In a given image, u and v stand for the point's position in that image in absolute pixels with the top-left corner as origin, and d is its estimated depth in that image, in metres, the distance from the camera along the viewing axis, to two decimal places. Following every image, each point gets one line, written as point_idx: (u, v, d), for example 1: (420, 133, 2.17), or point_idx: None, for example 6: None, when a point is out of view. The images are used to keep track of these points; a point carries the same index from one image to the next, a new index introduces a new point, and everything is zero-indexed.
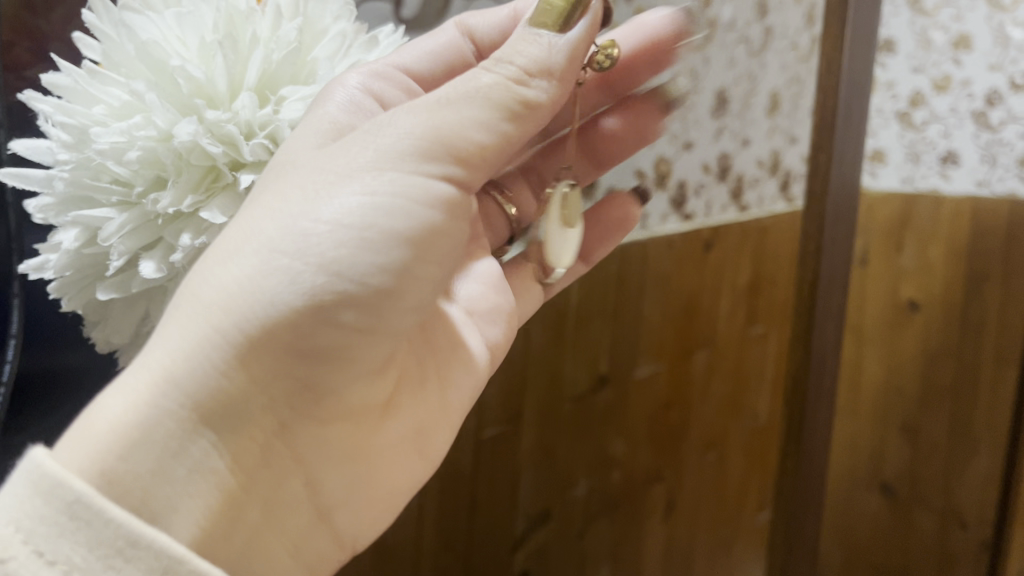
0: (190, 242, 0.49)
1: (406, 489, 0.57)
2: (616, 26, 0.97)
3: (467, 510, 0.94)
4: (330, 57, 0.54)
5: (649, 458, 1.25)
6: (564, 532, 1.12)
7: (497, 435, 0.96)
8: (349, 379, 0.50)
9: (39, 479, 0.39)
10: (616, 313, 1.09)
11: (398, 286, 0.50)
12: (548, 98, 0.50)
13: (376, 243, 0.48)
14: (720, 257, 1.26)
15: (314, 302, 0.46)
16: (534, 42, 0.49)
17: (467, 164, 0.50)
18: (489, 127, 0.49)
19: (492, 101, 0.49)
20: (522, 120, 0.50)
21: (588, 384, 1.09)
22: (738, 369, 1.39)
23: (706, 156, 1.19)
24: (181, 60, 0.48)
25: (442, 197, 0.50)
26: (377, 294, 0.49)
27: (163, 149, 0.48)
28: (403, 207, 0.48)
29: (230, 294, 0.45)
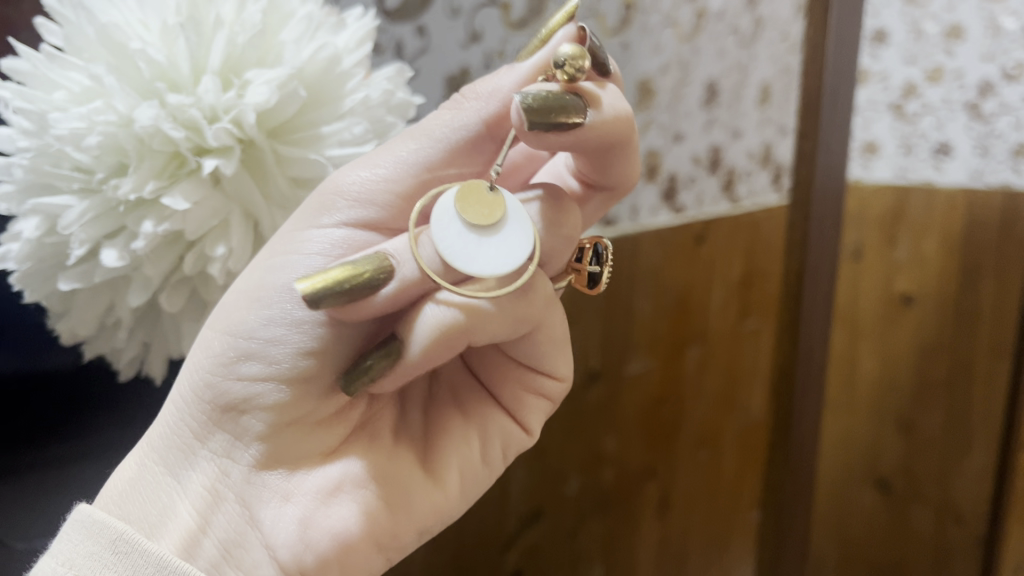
0: (152, 229, 0.48)
1: (376, 542, 0.54)
2: (603, 16, 0.97)
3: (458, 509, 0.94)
4: (298, 40, 0.53)
5: (642, 455, 1.24)
6: (555, 532, 1.11)
7: None
8: (274, 421, 0.51)
9: (89, 523, 0.48)
10: (606, 310, 1.09)
11: (318, 339, 0.49)
12: (482, 120, 0.48)
13: (283, 301, 0.48)
14: (712, 250, 1.26)
15: (220, 361, 0.50)
16: (491, 75, 0.49)
17: (391, 207, 0.49)
18: (410, 160, 0.48)
19: (421, 132, 0.48)
20: (457, 146, 0.48)
21: (579, 380, 1.08)
22: (732, 363, 1.39)
23: (697, 148, 1.19)
24: (142, 43, 0.47)
25: (359, 240, 0.49)
26: (282, 347, 0.49)
27: (124, 134, 0.47)
28: (303, 260, 0.48)
29: (185, 365, 0.51)
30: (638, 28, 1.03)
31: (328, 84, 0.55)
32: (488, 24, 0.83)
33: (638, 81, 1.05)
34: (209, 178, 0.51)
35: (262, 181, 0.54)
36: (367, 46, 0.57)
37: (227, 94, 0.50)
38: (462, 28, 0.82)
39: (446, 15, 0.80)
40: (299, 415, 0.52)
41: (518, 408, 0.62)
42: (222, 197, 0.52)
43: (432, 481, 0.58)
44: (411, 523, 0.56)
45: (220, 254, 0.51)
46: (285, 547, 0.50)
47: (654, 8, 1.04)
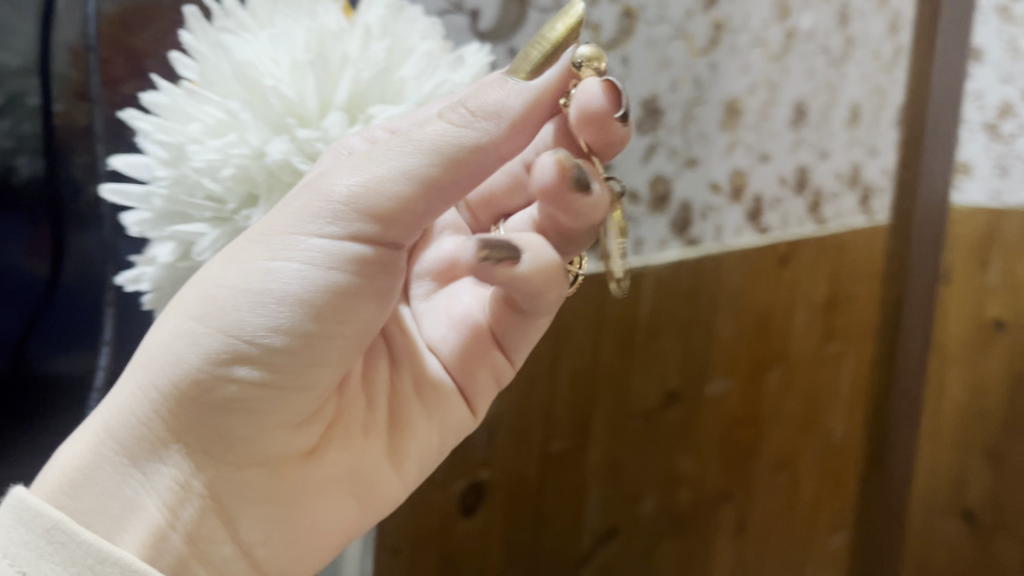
0: None
1: (341, 534, 0.58)
2: (691, 36, 0.97)
3: (533, 524, 0.95)
4: (418, 76, 0.54)
5: (719, 477, 1.22)
6: (629, 551, 1.11)
7: (563, 450, 0.97)
8: (262, 429, 0.50)
9: (22, 511, 0.43)
10: (687, 330, 1.08)
11: (306, 346, 0.49)
12: (491, 141, 0.44)
13: (276, 306, 0.47)
14: (797, 272, 1.24)
15: (209, 360, 0.47)
16: (500, 89, 0.44)
17: (386, 219, 0.46)
18: (409, 175, 0.44)
19: (423, 147, 0.44)
20: (454, 162, 0.44)
21: (658, 400, 1.08)
22: (813, 386, 1.36)
23: (783, 168, 1.17)
24: (275, 80, 0.50)
25: (350, 252, 0.47)
26: (275, 352, 0.48)
27: (256, 167, 0.50)
28: (298, 269, 0.47)
29: (168, 350, 0.47)
30: (727, 48, 1.03)
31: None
32: None
33: (725, 101, 1.04)
34: None
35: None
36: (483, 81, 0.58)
37: (346, 129, 0.52)
38: None
39: (538, 36, 0.82)
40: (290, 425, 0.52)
41: (471, 391, 0.65)
42: None
43: (388, 467, 0.61)
44: (374, 505, 0.60)
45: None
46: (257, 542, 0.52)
47: (743, 28, 1.03)
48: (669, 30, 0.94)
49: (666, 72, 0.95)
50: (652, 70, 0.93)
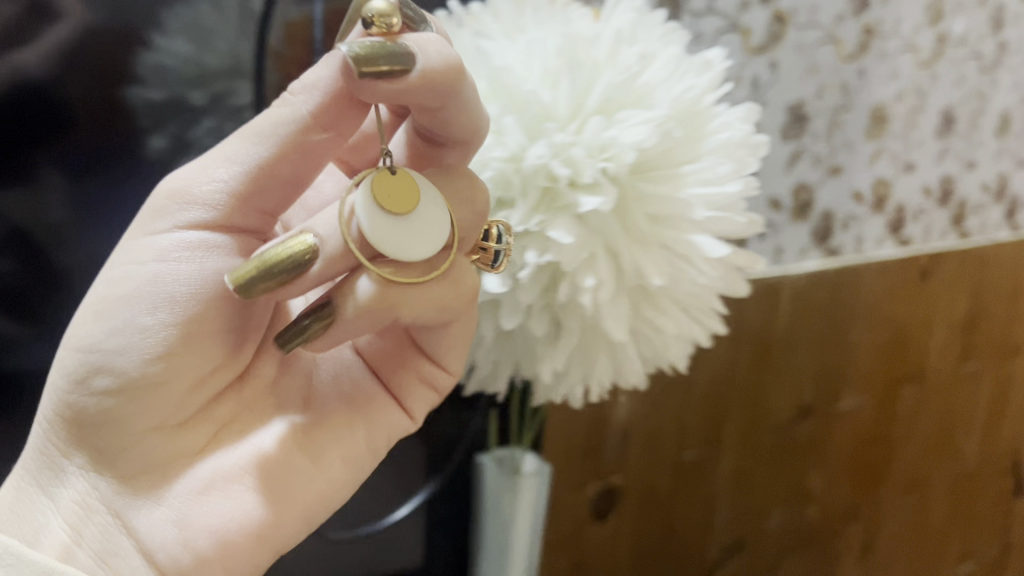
0: (535, 260, 0.47)
1: (256, 538, 0.45)
2: (841, 41, 0.94)
3: (662, 532, 0.96)
4: (665, 80, 0.50)
5: (848, 496, 1.19)
6: (755, 565, 1.09)
7: (694, 459, 0.97)
8: (136, 436, 0.44)
9: None
10: (824, 343, 1.05)
11: (166, 340, 0.44)
12: (311, 116, 0.39)
13: (137, 302, 0.43)
14: (937, 286, 1.19)
15: (75, 372, 0.43)
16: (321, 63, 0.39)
17: (223, 206, 0.43)
18: (239, 161, 0.41)
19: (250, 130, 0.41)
20: (282, 142, 0.40)
21: (790, 414, 1.05)
22: (950, 407, 1.30)
23: (928, 179, 1.13)
24: (532, 84, 0.48)
25: (190, 243, 0.44)
26: (133, 348, 0.43)
27: (512, 170, 0.48)
28: (143, 268, 0.44)
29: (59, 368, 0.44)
30: (878, 54, 0.99)
31: (694, 120, 0.50)
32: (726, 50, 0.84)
33: (873, 108, 1.01)
34: (582, 216, 0.49)
35: (620, 217, 0.50)
36: (725, 87, 0.52)
37: (606, 129, 0.48)
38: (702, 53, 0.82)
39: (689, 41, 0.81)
40: (166, 414, 0.45)
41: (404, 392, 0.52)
42: (596, 235, 0.49)
43: (313, 465, 0.48)
44: (300, 507, 0.47)
45: (593, 286, 0.47)
46: (162, 548, 0.44)
47: (896, 33, 0.99)
48: (820, 35, 0.92)
49: (814, 78, 0.93)
50: (800, 76, 0.91)
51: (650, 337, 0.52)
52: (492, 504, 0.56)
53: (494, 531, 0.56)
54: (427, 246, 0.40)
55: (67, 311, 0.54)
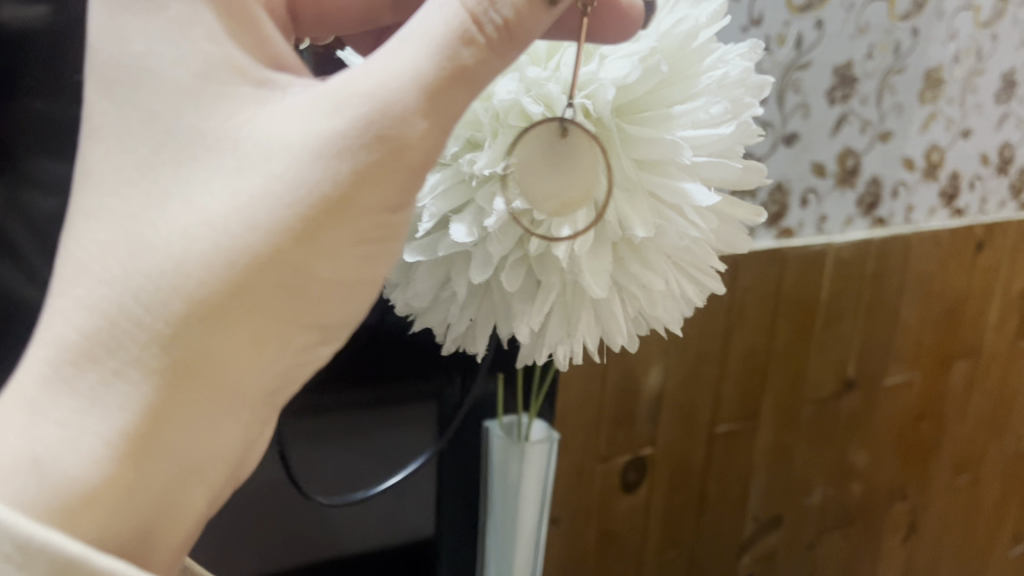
0: (503, 206, 0.41)
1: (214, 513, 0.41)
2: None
3: (695, 505, 0.95)
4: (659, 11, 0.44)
5: (894, 474, 1.15)
6: (794, 542, 1.07)
7: (730, 431, 0.94)
8: (223, 414, 0.34)
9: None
10: (870, 315, 1.01)
11: (258, 310, 0.33)
12: (478, 51, 0.33)
13: (227, 252, 0.32)
14: (993, 258, 1.13)
15: (160, 323, 0.31)
16: None
17: (350, 159, 0.32)
18: (393, 100, 0.32)
19: (432, 62, 0.32)
20: (447, 83, 0.33)
21: (833, 388, 1.02)
22: (1006, 384, 1.25)
23: (986, 145, 1.07)
24: None
25: (309, 192, 0.32)
26: (215, 306, 0.32)
27: (482, 108, 0.44)
28: (254, 211, 0.32)
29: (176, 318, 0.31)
30: (935, 13, 0.93)
31: (680, 58, 0.44)
32: (769, 7, 0.79)
33: (928, 70, 0.95)
34: None
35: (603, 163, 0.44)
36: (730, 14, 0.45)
37: (585, 69, 0.44)
38: (745, 12, 0.78)
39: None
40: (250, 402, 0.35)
41: None
42: None
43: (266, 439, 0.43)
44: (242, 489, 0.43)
45: (567, 238, 0.41)
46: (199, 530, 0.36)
47: None
48: None
49: (864, 38, 0.88)
50: (847, 36, 0.86)
51: (637, 295, 0.45)
52: (499, 473, 0.54)
53: (500, 499, 0.54)
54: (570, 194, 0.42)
55: None
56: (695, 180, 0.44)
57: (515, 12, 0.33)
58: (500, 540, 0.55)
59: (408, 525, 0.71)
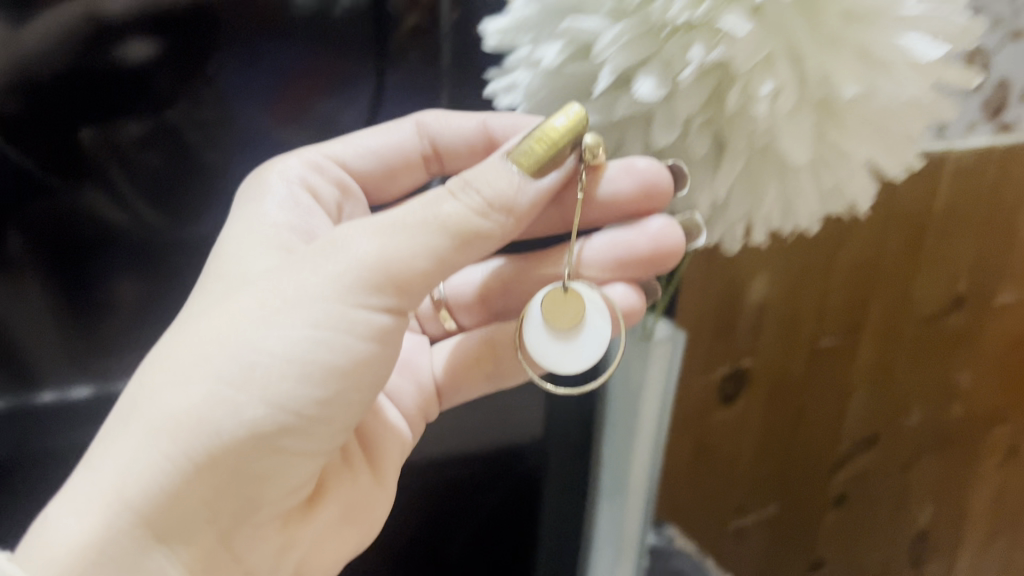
0: (701, 56, 0.39)
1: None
2: None
3: (793, 417, 0.92)
4: None
5: (996, 397, 1.10)
6: (888, 463, 1.04)
7: (832, 346, 0.91)
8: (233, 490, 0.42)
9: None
10: (987, 228, 0.95)
11: (270, 419, 0.41)
12: (491, 231, 0.42)
13: (242, 373, 0.40)
14: None
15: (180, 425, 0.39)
16: (501, 176, 0.42)
17: (354, 291, 0.41)
18: (387, 253, 0.41)
19: (445, 228, 0.41)
20: (462, 243, 0.42)
21: (941, 304, 0.97)
22: None
23: None
24: None
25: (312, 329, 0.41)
26: (233, 419, 0.40)
27: None
28: (268, 342, 0.41)
29: (165, 433, 0.39)
30: None
31: None
32: None
33: None
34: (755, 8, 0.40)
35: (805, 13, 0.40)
36: None
37: None
38: None
39: None
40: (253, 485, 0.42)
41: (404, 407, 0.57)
42: (775, 36, 0.39)
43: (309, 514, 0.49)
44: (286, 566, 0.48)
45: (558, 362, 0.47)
46: None
47: None
48: None
49: None
50: None
51: (834, 168, 0.42)
52: (618, 372, 0.52)
53: (620, 388, 0.53)
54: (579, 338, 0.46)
55: (193, 179, 0.53)
56: (913, 33, 0.40)
57: (495, 195, 0.42)
58: (616, 423, 0.54)
59: (515, 423, 0.69)
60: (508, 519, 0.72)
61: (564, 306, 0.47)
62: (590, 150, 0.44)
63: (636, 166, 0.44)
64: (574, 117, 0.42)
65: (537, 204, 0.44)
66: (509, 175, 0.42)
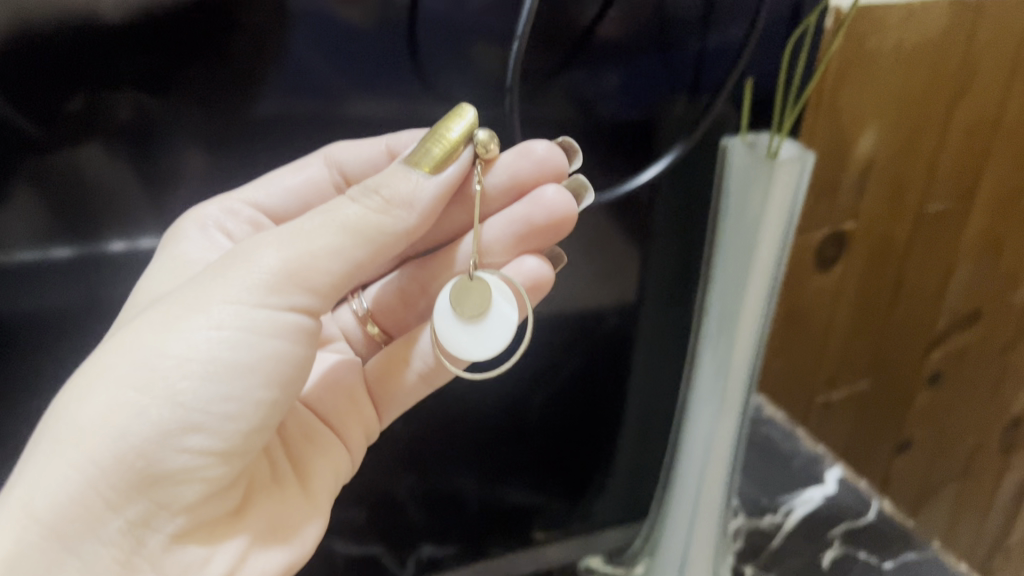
0: None
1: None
2: None
3: (893, 289, 0.85)
4: None
5: None
6: None
7: (942, 211, 0.81)
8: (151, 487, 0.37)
9: None
10: None
11: (181, 416, 0.38)
12: (404, 230, 0.41)
13: (151, 381, 0.37)
14: None
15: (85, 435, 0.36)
16: (403, 177, 0.41)
17: (260, 295, 0.39)
18: (290, 253, 0.39)
19: (353, 227, 0.40)
20: (373, 246, 0.41)
21: None
22: None
23: None
24: None
25: (219, 334, 0.39)
26: (139, 421, 0.37)
27: None
28: (173, 350, 0.38)
29: (81, 442, 0.36)
30: None
31: None
32: None
33: None
34: None
35: None
36: None
37: None
38: None
39: None
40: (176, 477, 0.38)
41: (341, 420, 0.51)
42: None
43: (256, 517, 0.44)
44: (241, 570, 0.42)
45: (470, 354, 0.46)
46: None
47: None
48: None
49: None
50: None
51: None
52: (735, 194, 0.41)
53: (733, 219, 0.41)
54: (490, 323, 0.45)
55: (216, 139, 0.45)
56: None
57: (393, 193, 0.41)
58: (727, 269, 0.43)
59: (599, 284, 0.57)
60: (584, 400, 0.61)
61: (481, 295, 0.46)
62: (482, 145, 0.44)
63: (532, 156, 0.46)
64: (465, 112, 0.42)
65: (437, 207, 0.43)
66: (409, 175, 0.41)
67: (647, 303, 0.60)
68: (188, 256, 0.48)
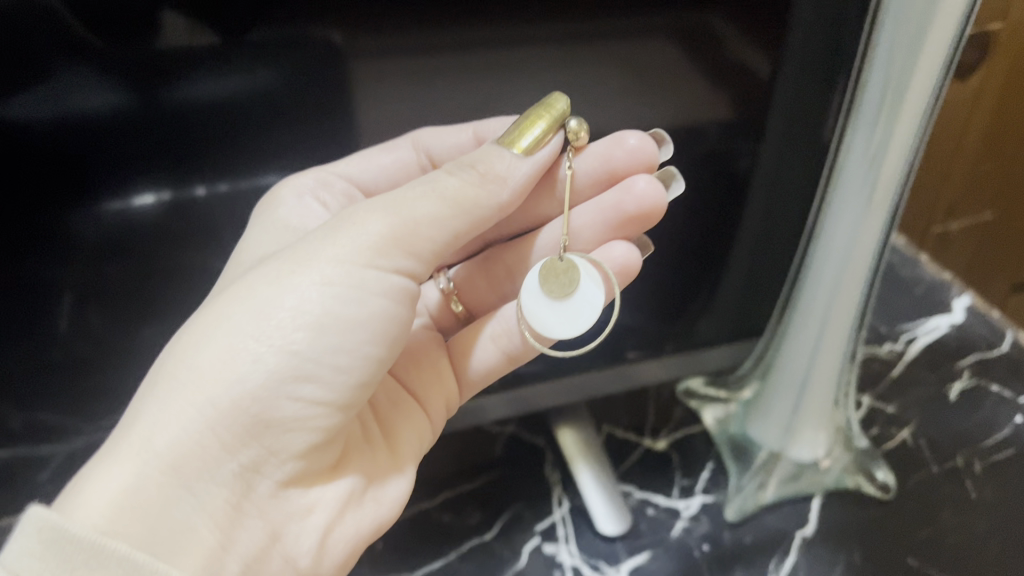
0: None
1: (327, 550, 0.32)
2: None
3: None
4: None
5: None
6: None
7: None
8: (264, 434, 0.30)
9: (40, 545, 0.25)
10: None
11: (305, 365, 0.30)
12: (502, 207, 0.33)
13: (264, 325, 0.30)
14: None
15: (212, 373, 0.29)
16: (498, 157, 0.33)
17: (356, 260, 0.31)
18: (393, 223, 0.31)
19: (454, 202, 0.32)
20: (466, 226, 0.33)
21: None
22: None
23: None
24: None
25: (341, 293, 0.31)
26: (260, 365, 0.29)
27: None
28: (287, 302, 0.30)
29: (202, 383, 0.29)
30: None
31: None
32: None
33: None
34: None
35: None
36: None
37: None
38: None
39: None
40: (299, 423, 0.30)
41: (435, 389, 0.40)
42: None
43: (376, 471, 0.35)
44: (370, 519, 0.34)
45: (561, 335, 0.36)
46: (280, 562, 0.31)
47: None
48: None
49: None
50: None
51: None
52: None
53: None
54: (578, 295, 0.36)
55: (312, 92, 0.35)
56: None
57: (487, 170, 0.33)
58: (894, 43, 0.34)
59: (806, 97, 0.39)
60: (726, 175, 0.41)
61: (566, 271, 0.37)
62: (573, 133, 0.35)
63: (622, 146, 0.37)
64: (556, 99, 0.35)
65: (527, 189, 0.34)
66: (506, 155, 0.33)
67: (790, 67, 0.38)
68: (290, 223, 0.39)
